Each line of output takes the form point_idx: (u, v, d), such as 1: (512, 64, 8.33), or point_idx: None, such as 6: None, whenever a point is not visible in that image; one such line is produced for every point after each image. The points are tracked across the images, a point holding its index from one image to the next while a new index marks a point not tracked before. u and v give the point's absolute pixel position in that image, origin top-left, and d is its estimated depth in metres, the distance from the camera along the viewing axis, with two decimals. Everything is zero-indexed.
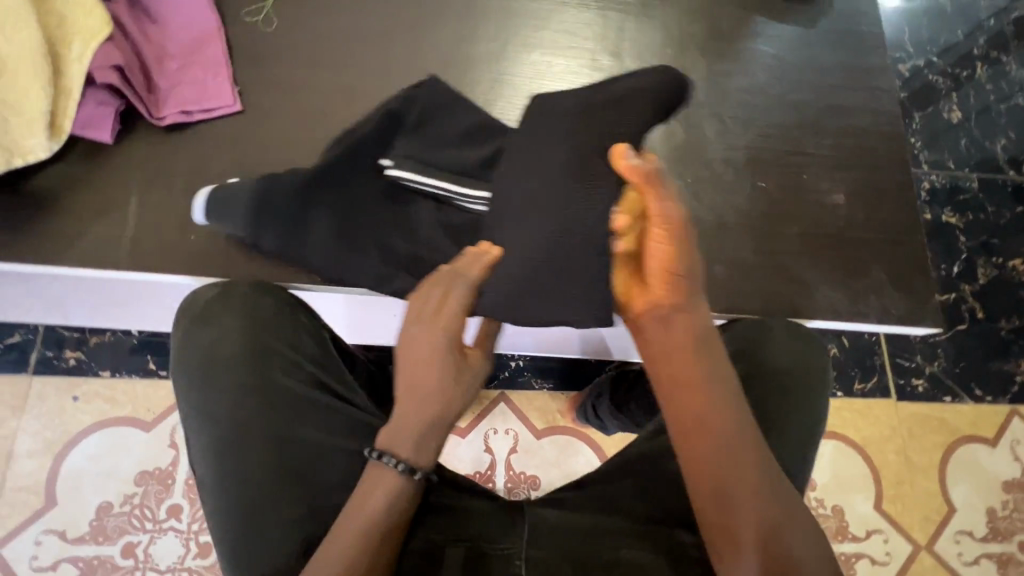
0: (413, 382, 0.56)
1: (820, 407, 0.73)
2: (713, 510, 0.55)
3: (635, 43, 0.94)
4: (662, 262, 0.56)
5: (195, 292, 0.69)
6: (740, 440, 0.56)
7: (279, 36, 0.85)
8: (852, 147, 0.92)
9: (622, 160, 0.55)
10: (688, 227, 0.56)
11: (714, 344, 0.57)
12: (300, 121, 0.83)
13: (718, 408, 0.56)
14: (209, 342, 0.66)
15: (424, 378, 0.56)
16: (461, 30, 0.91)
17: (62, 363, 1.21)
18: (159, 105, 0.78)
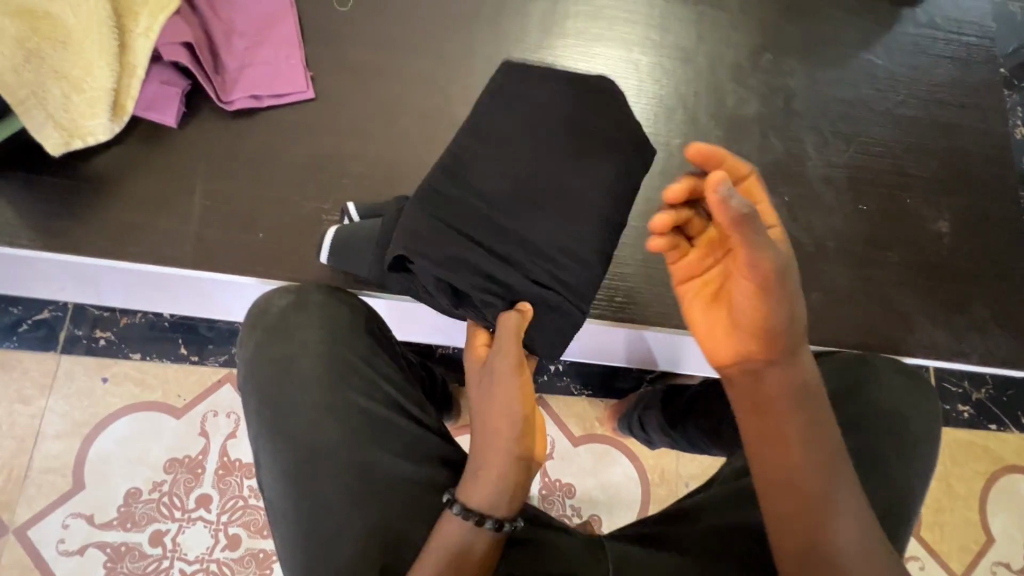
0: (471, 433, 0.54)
1: (929, 456, 0.68)
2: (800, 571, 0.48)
3: (732, 43, 0.87)
4: (752, 305, 0.49)
5: (265, 298, 0.64)
6: (836, 493, 0.49)
7: (354, 16, 0.79)
8: (957, 170, 0.85)
9: (713, 191, 0.43)
10: (785, 269, 0.48)
11: (808, 391, 0.51)
12: (374, 111, 0.76)
13: (809, 450, 0.50)
14: (282, 354, 0.62)
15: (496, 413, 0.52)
16: (547, 19, 0.83)
17: (91, 343, 1.16)
18: (227, 88, 0.72)
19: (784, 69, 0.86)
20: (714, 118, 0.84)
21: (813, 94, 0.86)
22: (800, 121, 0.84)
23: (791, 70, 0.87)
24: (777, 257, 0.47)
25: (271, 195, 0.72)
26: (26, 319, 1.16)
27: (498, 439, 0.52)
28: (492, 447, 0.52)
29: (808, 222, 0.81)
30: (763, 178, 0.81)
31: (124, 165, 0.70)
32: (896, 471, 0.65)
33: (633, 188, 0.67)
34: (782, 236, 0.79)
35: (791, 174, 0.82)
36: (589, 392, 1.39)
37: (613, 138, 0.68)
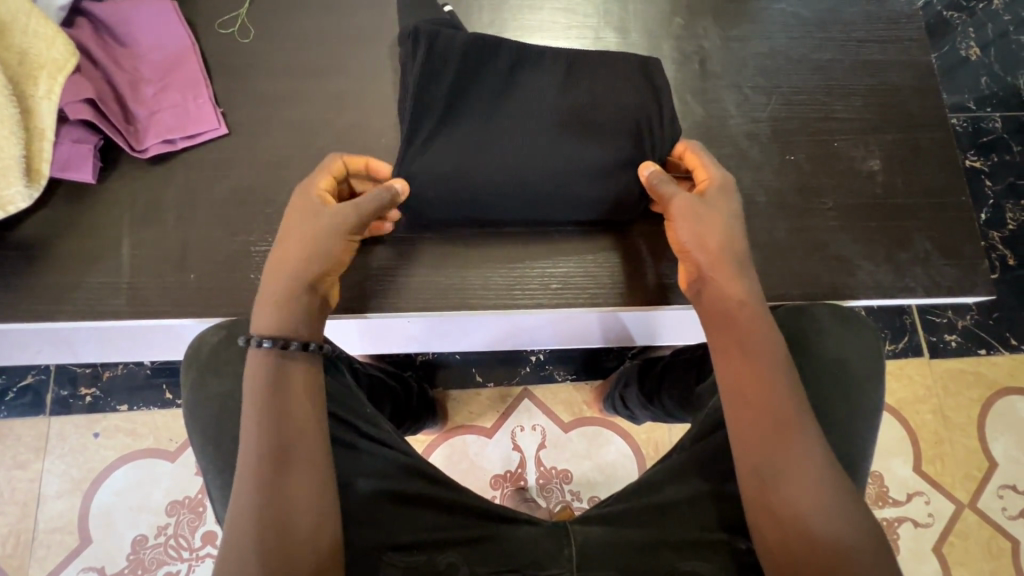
0: (290, 223, 0.63)
1: (861, 396, 0.74)
2: (765, 461, 0.58)
3: (642, 12, 0.86)
4: (702, 231, 0.65)
5: (200, 338, 0.69)
6: (784, 399, 0.60)
7: (257, 47, 0.79)
8: (886, 106, 0.85)
9: (645, 173, 0.68)
10: (729, 194, 0.67)
11: (759, 311, 0.64)
12: (289, 136, 0.76)
13: (772, 383, 0.61)
14: (219, 391, 0.67)
15: (295, 233, 0.62)
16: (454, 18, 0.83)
17: (78, 401, 1.18)
18: (139, 136, 0.72)
19: (698, 31, 0.86)
20: None
21: (730, 51, 0.85)
22: (719, 81, 0.84)
23: (705, 30, 0.86)
24: (714, 195, 0.66)
25: (196, 235, 0.71)
26: (12, 387, 1.18)
27: (291, 218, 0.63)
28: (284, 248, 0.62)
29: (739, 181, 0.80)
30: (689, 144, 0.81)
31: (53, 229, 0.71)
32: (823, 411, 0.72)
33: (544, 167, 0.69)
34: None
35: (717, 136, 0.81)
36: (573, 376, 1.40)
37: (542, 115, 0.70)
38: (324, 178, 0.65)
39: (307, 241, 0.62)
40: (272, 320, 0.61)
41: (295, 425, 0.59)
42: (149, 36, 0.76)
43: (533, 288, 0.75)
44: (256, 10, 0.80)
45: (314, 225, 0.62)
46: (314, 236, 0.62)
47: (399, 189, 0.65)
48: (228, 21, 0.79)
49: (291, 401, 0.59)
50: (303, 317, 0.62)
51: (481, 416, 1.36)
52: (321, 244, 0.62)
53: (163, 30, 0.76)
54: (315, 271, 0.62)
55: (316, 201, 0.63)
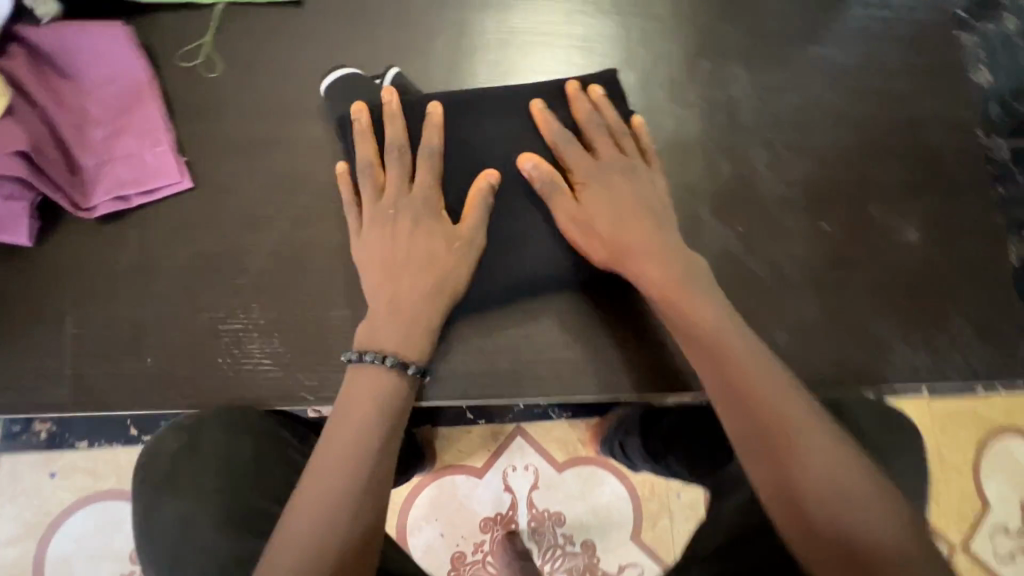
0: (394, 251, 0.59)
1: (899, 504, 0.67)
2: (758, 445, 0.54)
3: (666, 53, 0.77)
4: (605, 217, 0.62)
5: (156, 446, 0.62)
6: (757, 376, 0.55)
7: (227, 84, 0.68)
8: (926, 169, 0.78)
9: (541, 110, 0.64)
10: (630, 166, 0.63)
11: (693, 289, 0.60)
12: (264, 190, 0.66)
13: (737, 367, 0.56)
14: (176, 513, 0.59)
15: (419, 257, 0.59)
16: (455, 55, 0.73)
17: (31, 436, 1.03)
18: (86, 191, 0.62)
19: (727, 77, 0.77)
20: (660, 145, 0.74)
21: (761, 101, 0.77)
22: (749, 136, 0.76)
23: (734, 76, 0.77)
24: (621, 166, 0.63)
25: (156, 311, 0.62)
26: None
27: (382, 240, 0.59)
28: (402, 271, 0.59)
29: (767, 253, 0.72)
30: (714, 210, 0.73)
31: None
32: None
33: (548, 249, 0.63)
34: (739, 271, 0.72)
35: (744, 200, 0.74)
36: None
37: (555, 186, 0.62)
38: (432, 169, 0.61)
39: (443, 263, 0.59)
40: (398, 336, 0.57)
41: (388, 447, 0.54)
42: (100, 70, 0.65)
43: (541, 370, 0.66)
44: (225, 41, 0.69)
45: (428, 246, 0.59)
46: (450, 263, 0.60)
47: (493, 183, 0.62)
48: (192, 52, 0.69)
49: (394, 413, 0.55)
50: (428, 334, 0.59)
51: (467, 455, 1.14)
52: (451, 269, 0.60)
53: (117, 63, 0.65)
54: (445, 299, 0.60)
55: (441, 221, 0.60)
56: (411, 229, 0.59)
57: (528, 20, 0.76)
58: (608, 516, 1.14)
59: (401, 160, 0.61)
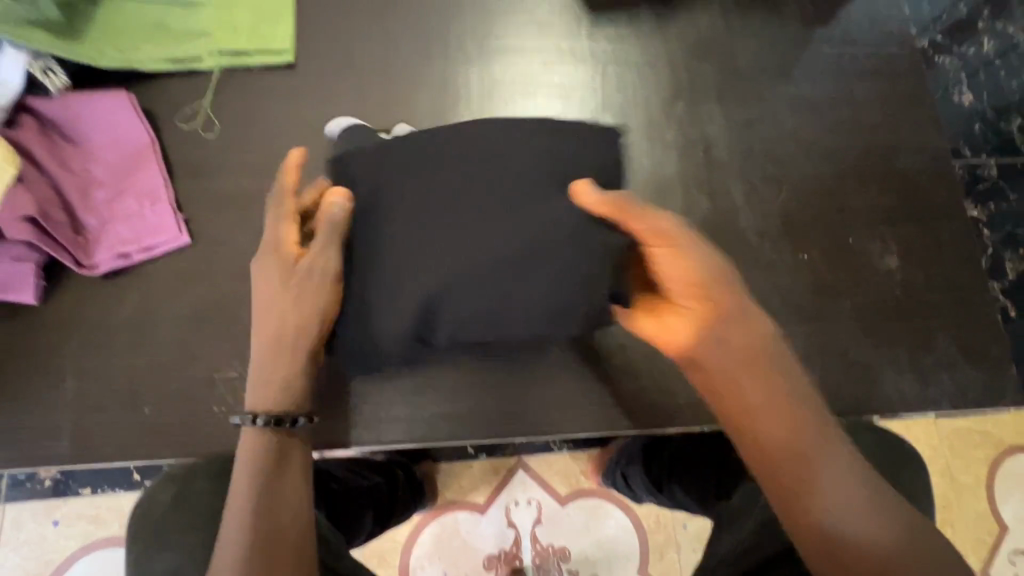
0: (261, 303, 0.58)
1: None
2: (818, 488, 0.51)
3: (641, 96, 0.80)
4: (681, 269, 0.56)
5: (151, 496, 0.62)
6: (808, 420, 0.53)
7: (223, 143, 0.72)
8: (902, 196, 0.79)
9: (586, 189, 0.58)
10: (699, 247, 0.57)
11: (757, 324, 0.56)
12: (258, 242, 0.69)
13: (790, 407, 0.53)
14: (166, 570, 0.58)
15: (271, 297, 0.57)
16: (440, 106, 0.77)
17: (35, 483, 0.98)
18: (89, 250, 0.65)
19: (702, 116, 0.80)
20: (640, 185, 0.77)
21: (736, 137, 0.80)
22: (726, 171, 0.78)
23: (709, 116, 0.80)
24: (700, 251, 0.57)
25: (154, 363, 0.64)
26: None
27: (259, 295, 0.58)
28: (265, 319, 0.57)
29: (751, 285, 0.74)
30: None
31: None
32: None
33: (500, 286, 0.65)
34: None
35: (724, 235, 0.76)
36: (569, 444, 1.16)
37: None
38: (275, 207, 0.59)
39: (288, 302, 0.57)
40: (257, 381, 0.57)
41: (285, 510, 0.52)
42: (105, 135, 0.69)
43: (525, 416, 0.69)
44: (222, 104, 0.74)
45: (285, 295, 0.57)
46: (291, 301, 0.57)
47: (339, 201, 0.57)
48: (189, 113, 0.73)
49: (281, 473, 0.53)
50: (288, 388, 0.57)
51: (470, 490, 1.10)
52: (294, 307, 0.57)
53: (120, 128, 0.69)
54: (303, 344, 0.57)
55: (285, 256, 0.57)
56: (261, 270, 0.58)
57: (509, 72, 0.79)
58: (613, 552, 1.10)
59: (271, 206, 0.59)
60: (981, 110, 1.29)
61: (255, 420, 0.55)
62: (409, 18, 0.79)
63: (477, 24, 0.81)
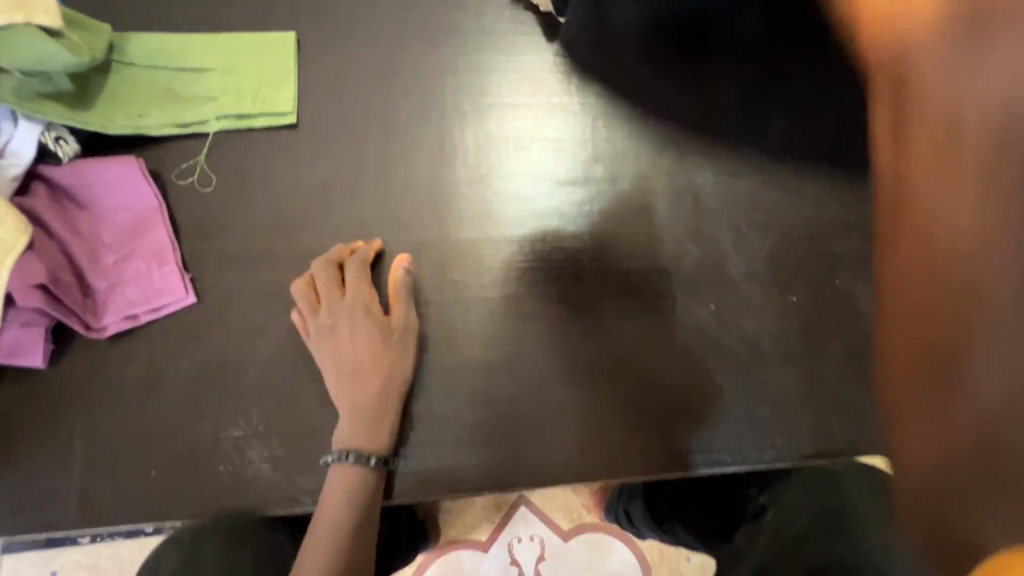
0: (345, 358, 0.65)
1: None
2: None
3: (631, 147, 0.83)
4: None
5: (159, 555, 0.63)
6: None
7: (228, 203, 0.75)
8: None
9: None
10: None
11: None
12: (262, 300, 0.71)
13: None
14: None
15: (364, 356, 0.66)
16: (437, 162, 0.80)
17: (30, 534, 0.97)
18: (98, 312, 0.67)
19: (690, 164, 0.83)
20: (633, 231, 0.79)
21: (723, 185, 0.83)
22: (715, 218, 0.81)
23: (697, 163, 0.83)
24: None
25: (161, 422, 0.65)
26: None
27: (337, 352, 0.65)
28: (357, 372, 0.65)
29: (742, 329, 0.76)
30: (689, 292, 0.77)
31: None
32: None
33: (527, 335, 0.73)
34: (716, 348, 0.75)
35: (715, 279, 0.78)
36: None
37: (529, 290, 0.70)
38: (359, 274, 0.69)
39: (385, 356, 0.66)
40: (355, 434, 0.64)
41: (350, 551, 0.62)
42: (114, 198, 0.72)
43: (528, 466, 0.69)
44: (228, 165, 0.77)
45: (375, 349, 0.66)
46: (396, 355, 0.67)
47: (407, 267, 0.72)
48: (187, 170, 0.76)
49: (360, 513, 0.62)
50: (389, 429, 0.65)
51: (472, 529, 1.09)
52: (394, 359, 0.67)
53: (129, 192, 0.72)
54: (393, 392, 0.66)
55: (377, 317, 0.67)
56: (355, 334, 0.66)
57: (504, 127, 0.83)
58: None
59: (355, 273, 0.69)
60: None
61: (361, 458, 0.63)
62: (406, 79, 0.83)
63: (471, 84, 0.84)
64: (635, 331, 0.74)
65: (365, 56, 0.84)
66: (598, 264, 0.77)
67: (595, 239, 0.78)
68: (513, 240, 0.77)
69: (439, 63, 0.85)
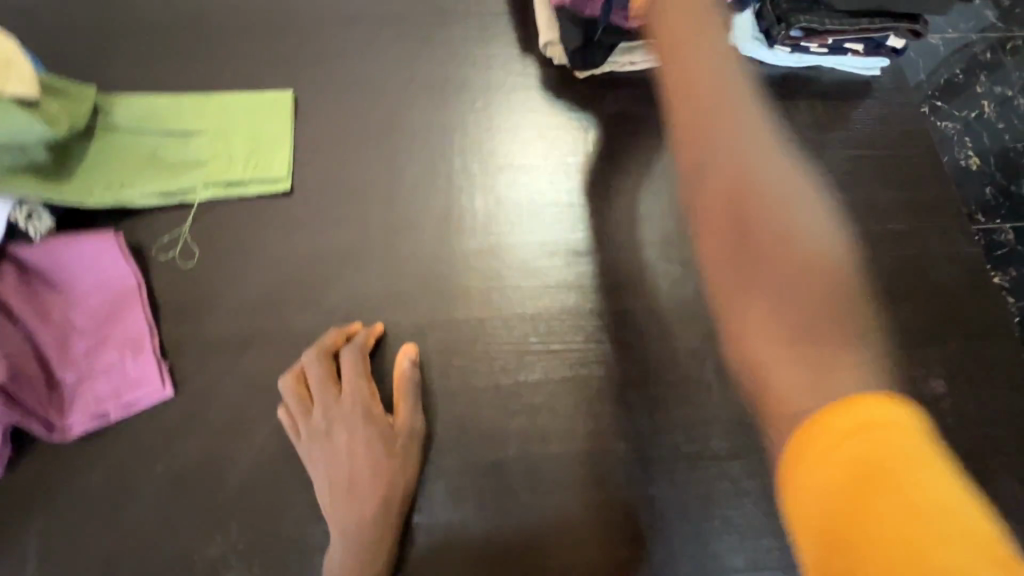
0: (340, 470, 0.58)
1: None
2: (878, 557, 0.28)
3: (654, 212, 0.76)
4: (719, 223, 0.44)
5: None
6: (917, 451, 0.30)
7: (216, 279, 0.68)
8: (939, 310, 0.74)
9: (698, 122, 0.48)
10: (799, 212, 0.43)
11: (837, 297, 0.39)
12: (248, 391, 0.64)
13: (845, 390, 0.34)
14: None
15: (359, 467, 0.58)
16: (443, 231, 0.73)
17: None
18: (64, 409, 0.61)
19: None
20: (659, 305, 0.71)
21: None
22: None
23: None
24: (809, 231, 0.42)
25: (130, 538, 0.58)
26: None
27: (332, 463, 0.58)
28: (353, 487, 0.58)
29: None
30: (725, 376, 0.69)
31: None
32: None
33: (544, 429, 0.65)
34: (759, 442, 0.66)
35: None
36: None
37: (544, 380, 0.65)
38: (359, 368, 0.62)
39: (386, 467, 0.59)
40: (347, 561, 0.56)
41: None
42: (89, 279, 0.65)
43: None
44: (216, 237, 0.70)
45: (374, 459, 0.59)
46: (397, 464, 0.59)
47: (413, 359, 0.65)
48: (169, 243, 0.70)
49: None
50: (385, 554, 0.57)
51: None
52: (396, 470, 0.59)
53: (106, 271, 0.65)
54: (392, 510, 0.58)
55: (378, 419, 0.60)
56: (351, 440, 0.59)
57: (516, 191, 0.76)
58: None
59: (355, 367, 0.62)
60: (991, 173, 1.24)
61: None
62: (409, 141, 0.77)
63: (480, 145, 0.78)
64: (665, 421, 0.66)
65: (364, 116, 0.78)
66: (621, 345, 0.69)
67: (618, 316, 0.70)
68: (526, 319, 0.70)
69: (444, 123, 0.79)
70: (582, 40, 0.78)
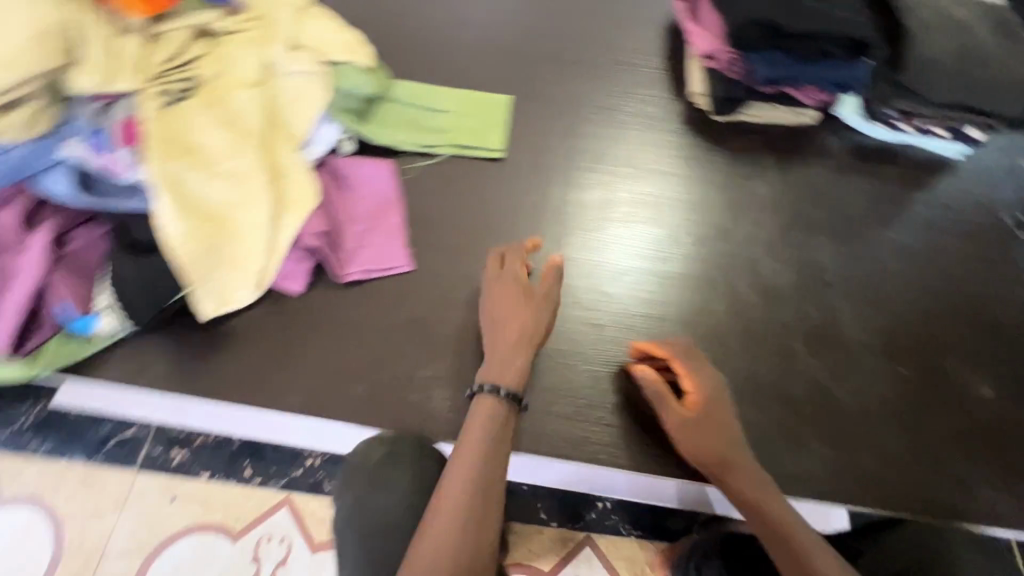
0: (493, 313, 0.79)
1: None
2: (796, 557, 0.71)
3: (764, 223, 1.00)
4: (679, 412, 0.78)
5: (367, 449, 0.82)
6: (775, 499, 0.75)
7: (447, 205, 0.98)
8: (990, 338, 0.92)
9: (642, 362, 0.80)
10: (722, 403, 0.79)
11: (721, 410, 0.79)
12: (463, 281, 0.91)
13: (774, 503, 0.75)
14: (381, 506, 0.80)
15: (499, 311, 0.79)
16: (603, 204, 1.00)
17: (164, 463, 1.02)
18: (344, 264, 0.88)
19: (814, 245, 0.98)
20: (762, 288, 0.94)
21: (846, 266, 0.96)
22: (836, 291, 0.94)
23: (822, 245, 0.98)
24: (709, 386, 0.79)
25: (374, 353, 0.84)
26: (112, 436, 1.03)
27: (486, 309, 0.80)
28: (498, 325, 0.78)
29: (849, 386, 0.87)
30: (808, 347, 0.90)
31: (256, 327, 0.85)
32: None
33: None
34: (827, 396, 0.87)
35: (831, 340, 0.90)
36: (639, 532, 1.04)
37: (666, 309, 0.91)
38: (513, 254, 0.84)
39: (525, 315, 0.78)
40: (493, 371, 0.74)
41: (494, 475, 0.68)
42: (365, 183, 0.94)
43: (651, 457, 0.85)
44: (449, 178, 1.00)
45: (519, 308, 0.78)
46: (537, 317, 0.78)
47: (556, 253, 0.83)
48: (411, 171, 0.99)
49: (501, 442, 0.70)
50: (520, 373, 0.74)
51: (537, 557, 1.02)
52: (534, 319, 0.78)
53: (378, 180, 0.94)
54: (528, 345, 0.76)
55: (522, 285, 0.80)
56: (501, 296, 0.80)
57: (659, 188, 1.03)
58: None
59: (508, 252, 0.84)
60: None
61: (497, 391, 0.72)
62: (586, 141, 1.07)
63: (635, 153, 1.06)
64: (755, 365, 0.88)
65: (558, 120, 1.08)
66: (727, 308, 0.92)
67: (727, 289, 0.94)
68: (660, 278, 0.94)
69: (612, 134, 1.08)
70: (725, 93, 1.04)
